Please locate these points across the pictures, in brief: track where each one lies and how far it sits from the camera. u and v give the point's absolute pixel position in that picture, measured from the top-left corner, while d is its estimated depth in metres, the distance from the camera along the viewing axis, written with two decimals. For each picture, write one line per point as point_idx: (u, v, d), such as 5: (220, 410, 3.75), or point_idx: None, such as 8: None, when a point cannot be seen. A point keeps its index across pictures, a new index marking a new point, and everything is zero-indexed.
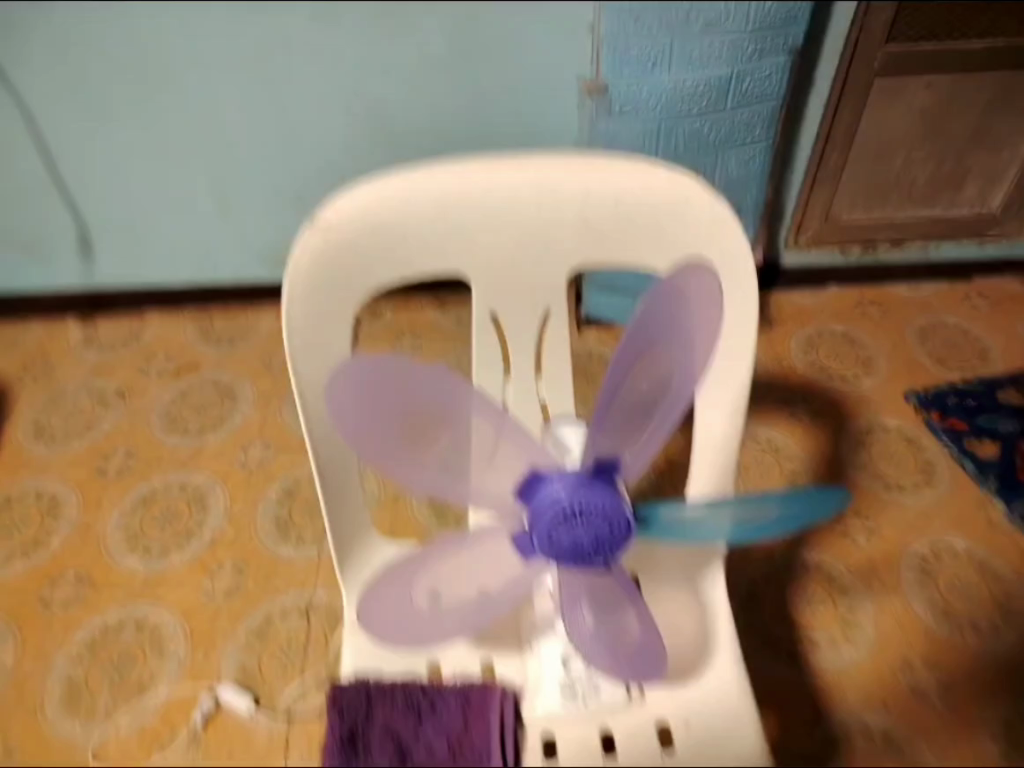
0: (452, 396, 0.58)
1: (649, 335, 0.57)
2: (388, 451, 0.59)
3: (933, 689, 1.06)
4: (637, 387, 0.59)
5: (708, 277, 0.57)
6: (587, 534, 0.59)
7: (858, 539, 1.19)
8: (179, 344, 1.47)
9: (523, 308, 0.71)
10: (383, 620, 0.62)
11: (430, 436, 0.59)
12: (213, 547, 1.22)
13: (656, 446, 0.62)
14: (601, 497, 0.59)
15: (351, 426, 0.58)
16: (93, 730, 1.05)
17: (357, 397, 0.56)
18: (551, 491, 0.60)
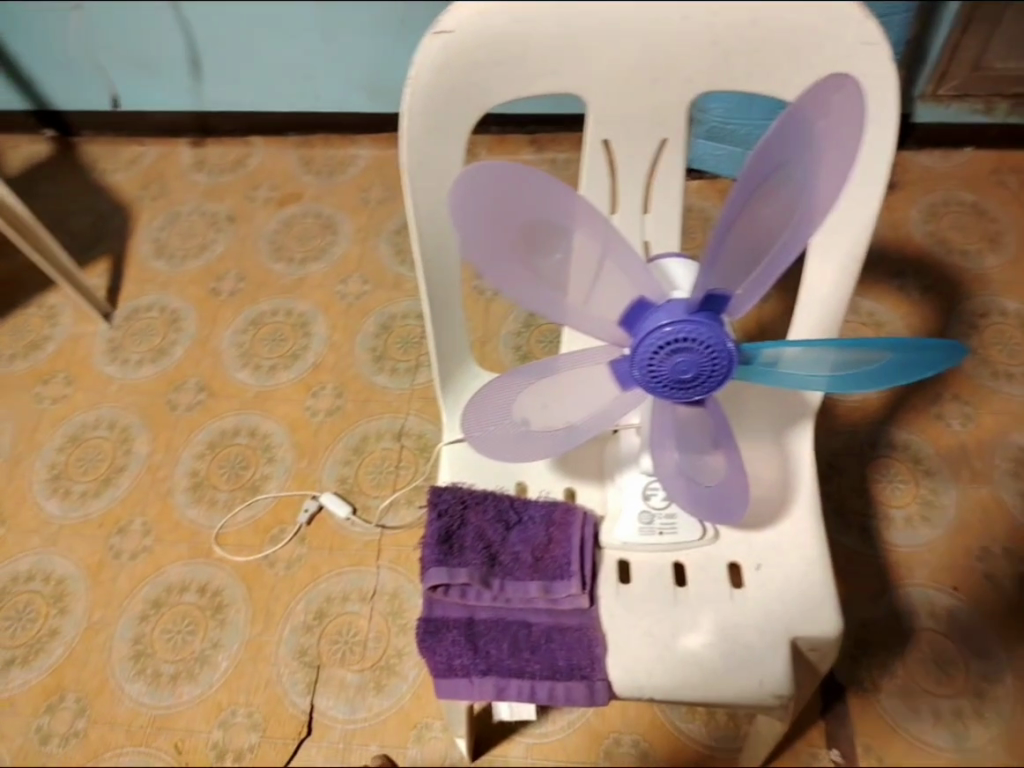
0: (575, 206, 0.54)
1: (779, 157, 0.50)
2: (500, 263, 0.56)
3: (1007, 577, 1.04)
4: (758, 211, 0.52)
5: (859, 86, 0.47)
6: (687, 369, 0.56)
7: (950, 422, 1.16)
8: (282, 174, 1.56)
9: (639, 137, 0.67)
10: (482, 432, 0.66)
11: (543, 250, 0.56)
12: (316, 369, 1.32)
13: (770, 284, 0.56)
14: (711, 334, 0.54)
15: (467, 230, 0.54)
16: (213, 519, 1.19)
17: (478, 199, 0.52)
18: (651, 324, 0.55)
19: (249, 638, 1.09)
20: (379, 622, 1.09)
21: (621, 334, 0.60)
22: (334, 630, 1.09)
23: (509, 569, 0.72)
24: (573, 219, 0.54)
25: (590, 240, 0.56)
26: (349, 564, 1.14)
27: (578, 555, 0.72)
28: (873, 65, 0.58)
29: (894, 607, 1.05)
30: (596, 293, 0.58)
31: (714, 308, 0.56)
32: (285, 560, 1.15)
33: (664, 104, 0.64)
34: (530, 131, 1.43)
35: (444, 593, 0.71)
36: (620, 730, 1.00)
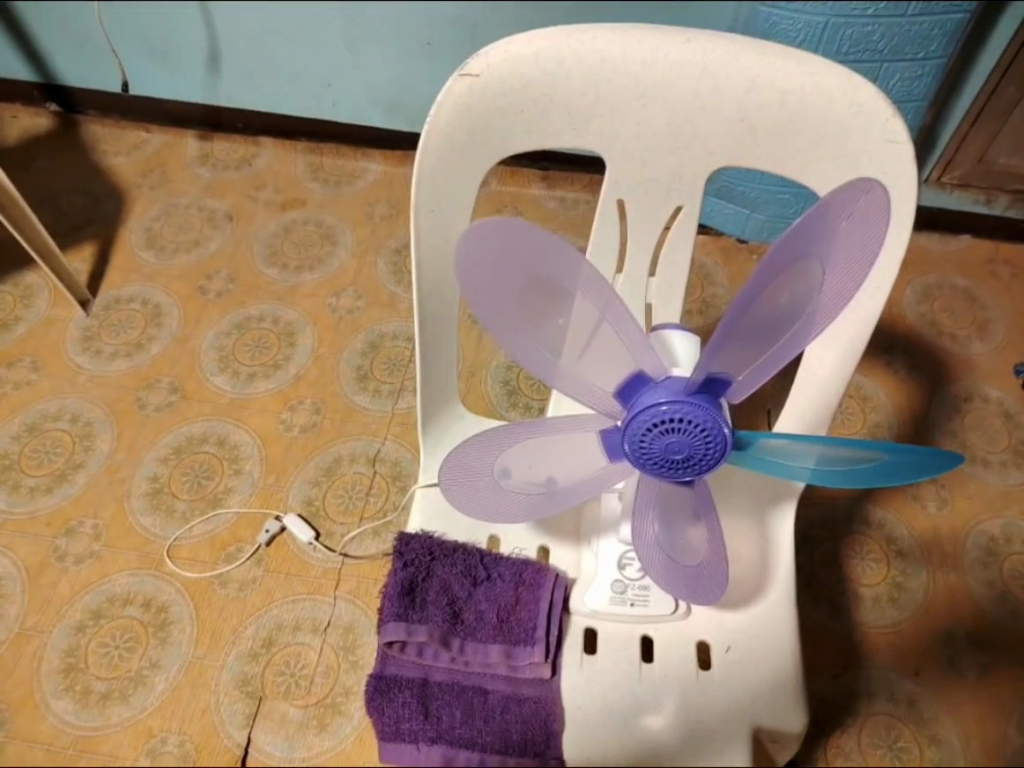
0: (586, 274, 0.52)
1: (800, 250, 0.48)
2: (498, 317, 0.54)
3: (969, 666, 1.03)
4: (773, 301, 0.51)
5: (885, 193, 0.46)
6: (678, 450, 0.55)
7: (927, 505, 1.15)
8: (286, 176, 1.52)
9: (654, 201, 0.65)
10: (455, 480, 0.64)
11: (546, 312, 0.54)
12: (296, 382, 1.28)
13: (774, 371, 0.54)
14: (706, 419, 0.53)
15: (470, 280, 0.52)
16: (167, 529, 1.14)
17: (485, 250, 0.51)
18: (645, 400, 0.54)
19: (190, 660, 1.04)
20: (330, 655, 1.05)
21: (616, 406, 0.58)
22: (280, 660, 1.05)
23: (470, 629, 0.71)
24: (581, 287, 0.53)
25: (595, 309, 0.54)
26: (305, 590, 1.10)
27: (545, 623, 0.70)
28: (897, 162, 0.57)
29: (855, 685, 1.02)
30: (593, 362, 0.56)
31: (713, 392, 0.54)
32: (238, 581, 1.10)
33: (682, 174, 0.63)
34: (542, 166, 1.40)
35: (400, 649, 0.70)
36: None
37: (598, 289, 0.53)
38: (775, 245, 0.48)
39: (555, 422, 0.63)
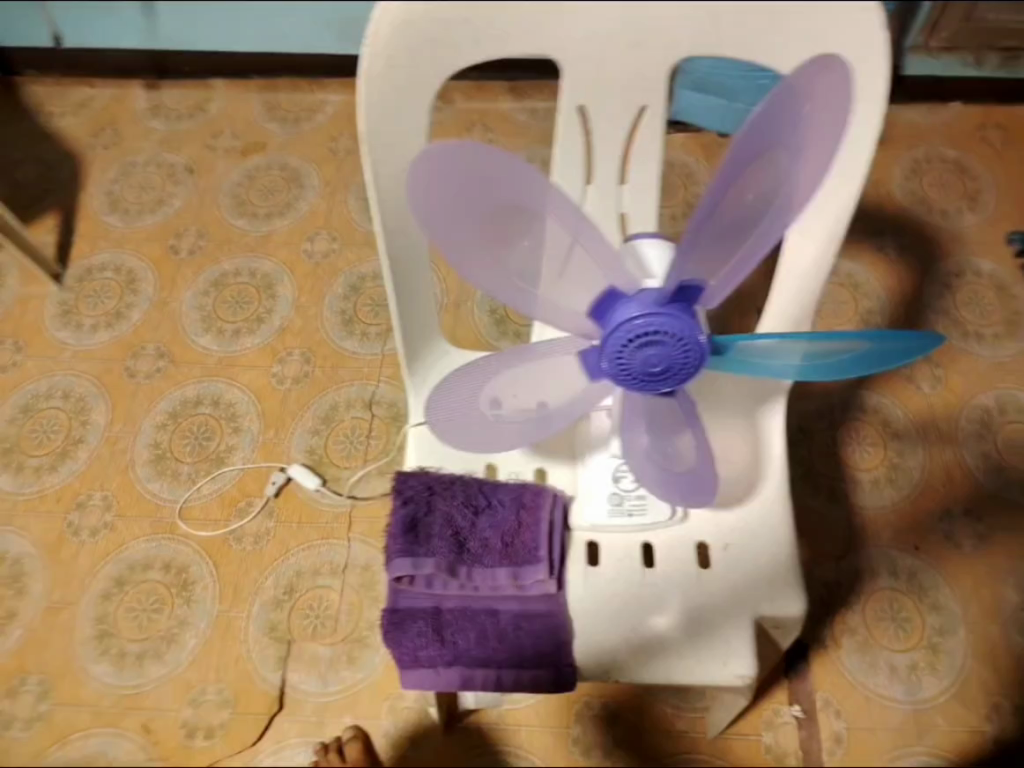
0: (541, 189, 0.50)
1: (764, 141, 0.48)
2: (462, 249, 0.53)
3: (968, 538, 1.06)
4: (739, 198, 0.50)
5: (846, 73, 0.45)
6: (657, 361, 0.56)
7: (921, 385, 1.16)
8: (245, 117, 1.47)
9: (614, 105, 0.62)
10: (448, 416, 0.64)
11: (510, 233, 0.53)
12: (281, 334, 1.27)
13: (747, 272, 0.54)
14: (684, 328, 0.54)
15: (425, 214, 0.51)
16: (176, 492, 1.16)
17: (434, 181, 0.50)
18: (621, 315, 0.54)
19: (216, 615, 1.08)
20: (350, 596, 1.08)
21: (590, 326, 0.58)
22: (304, 604, 1.08)
23: (477, 557, 0.71)
24: (539, 203, 0.51)
25: (556, 223, 0.52)
26: (319, 536, 1.12)
27: (547, 542, 0.71)
28: (865, 34, 0.53)
29: (859, 566, 1.05)
30: (567, 278, 0.55)
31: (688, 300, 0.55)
32: (253, 534, 1.12)
33: (643, 71, 0.59)
34: (511, 78, 1.36)
35: (410, 583, 0.70)
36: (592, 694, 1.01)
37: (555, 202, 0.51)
38: (738, 139, 0.48)
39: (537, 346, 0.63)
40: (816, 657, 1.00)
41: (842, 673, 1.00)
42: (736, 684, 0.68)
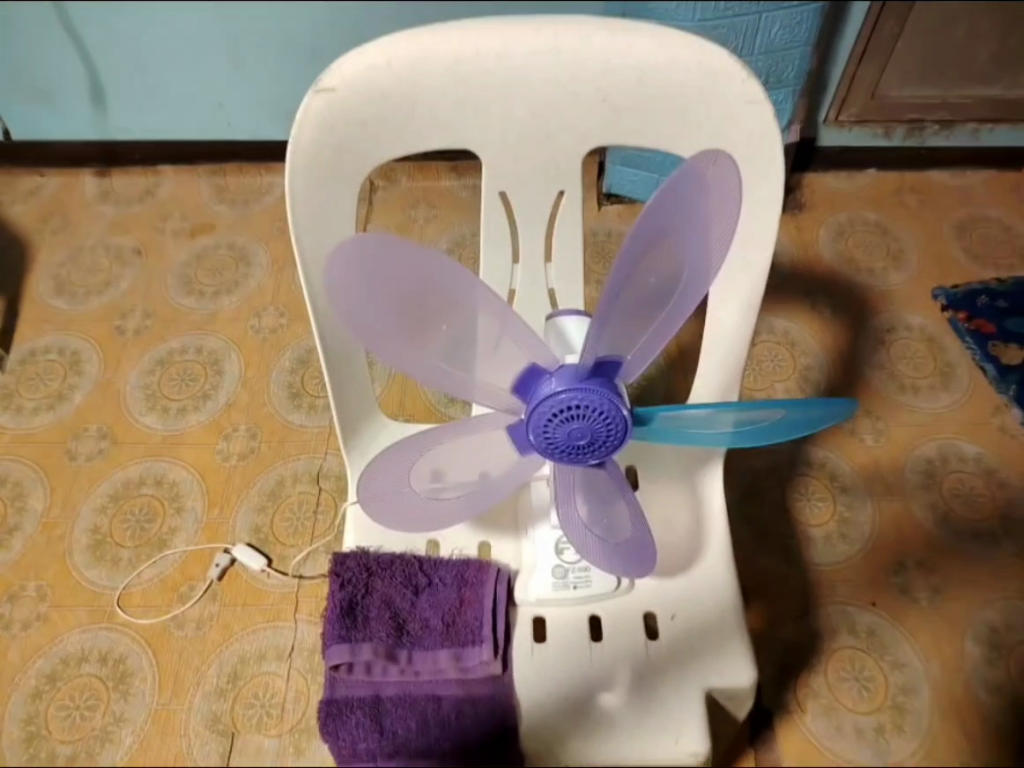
0: (458, 274, 0.52)
1: (659, 227, 0.50)
2: (381, 336, 0.54)
3: (922, 590, 1.06)
4: (645, 282, 0.52)
5: (730, 161, 0.47)
6: (582, 435, 0.56)
7: (864, 438, 1.18)
8: (191, 202, 1.49)
9: (534, 190, 0.65)
10: (380, 496, 0.64)
11: (429, 320, 0.55)
12: (228, 410, 1.26)
13: (662, 347, 0.56)
14: (603, 404, 0.54)
15: (343, 301, 0.52)
16: (115, 579, 1.12)
17: (349, 269, 0.50)
18: (543, 390, 0.55)
19: (157, 707, 1.02)
20: (298, 681, 1.04)
21: (516, 401, 0.59)
22: (249, 692, 1.03)
23: (417, 638, 0.70)
24: (457, 288, 0.53)
25: (475, 308, 0.54)
26: (265, 619, 1.08)
27: (488, 621, 0.69)
28: (760, 127, 0.57)
29: (817, 626, 1.04)
30: (491, 362, 0.57)
31: (608, 378, 0.56)
32: (195, 620, 1.08)
33: (556, 160, 0.62)
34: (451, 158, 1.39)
35: (347, 670, 0.69)
36: None
37: (474, 287, 0.53)
38: (635, 226, 0.49)
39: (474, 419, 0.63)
40: (782, 723, 0.98)
41: (809, 740, 0.97)
42: (687, 762, 0.66)
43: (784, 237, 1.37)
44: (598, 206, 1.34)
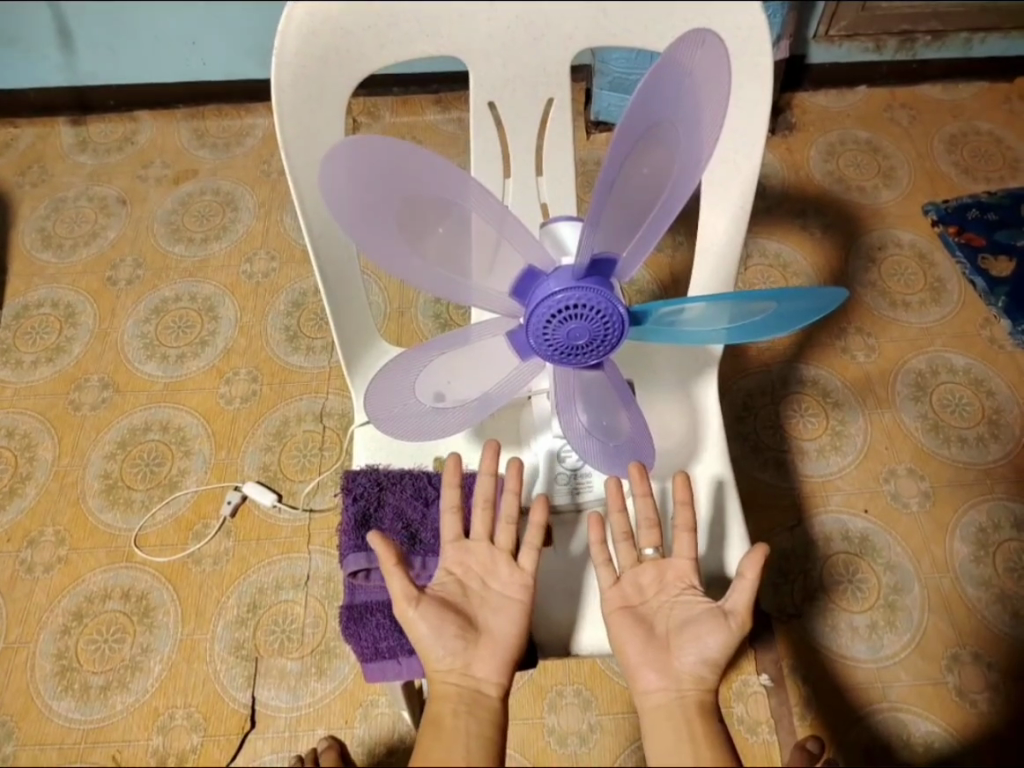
0: (450, 173, 0.53)
1: (649, 115, 0.51)
2: (380, 242, 0.56)
3: (914, 496, 1.10)
4: (637, 174, 0.53)
5: (717, 42, 0.48)
6: (580, 335, 0.58)
7: (856, 355, 1.20)
8: (172, 147, 1.47)
9: (523, 98, 0.65)
10: (384, 404, 0.66)
11: (426, 223, 0.56)
12: (227, 355, 1.27)
13: (656, 242, 0.57)
14: (603, 302, 0.56)
15: (338, 207, 0.53)
16: (129, 520, 1.15)
17: (345, 173, 0.51)
18: (542, 293, 0.57)
19: (181, 639, 1.06)
20: (316, 606, 1.08)
21: (514, 305, 0.61)
22: (269, 620, 1.07)
23: (430, 546, 0.73)
24: (451, 188, 0.54)
25: (469, 208, 0.55)
26: (280, 551, 1.11)
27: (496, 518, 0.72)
28: (744, 19, 0.57)
29: (809, 533, 1.08)
30: (489, 263, 0.58)
31: (605, 277, 0.58)
32: (211, 556, 1.11)
33: (544, 65, 0.63)
34: (434, 90, 1.42)
35: (365, 578, 0.71)
36: (562, 683, 1.02)
37: (468, 186, 0.54)
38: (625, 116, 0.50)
39: (480, 327, 0.65)
40: (780, 626, 1.03)
41: (805, 641, 1.02)
42: None
43: (774, 159, 1.37)
44: (587, 135, 1.37)
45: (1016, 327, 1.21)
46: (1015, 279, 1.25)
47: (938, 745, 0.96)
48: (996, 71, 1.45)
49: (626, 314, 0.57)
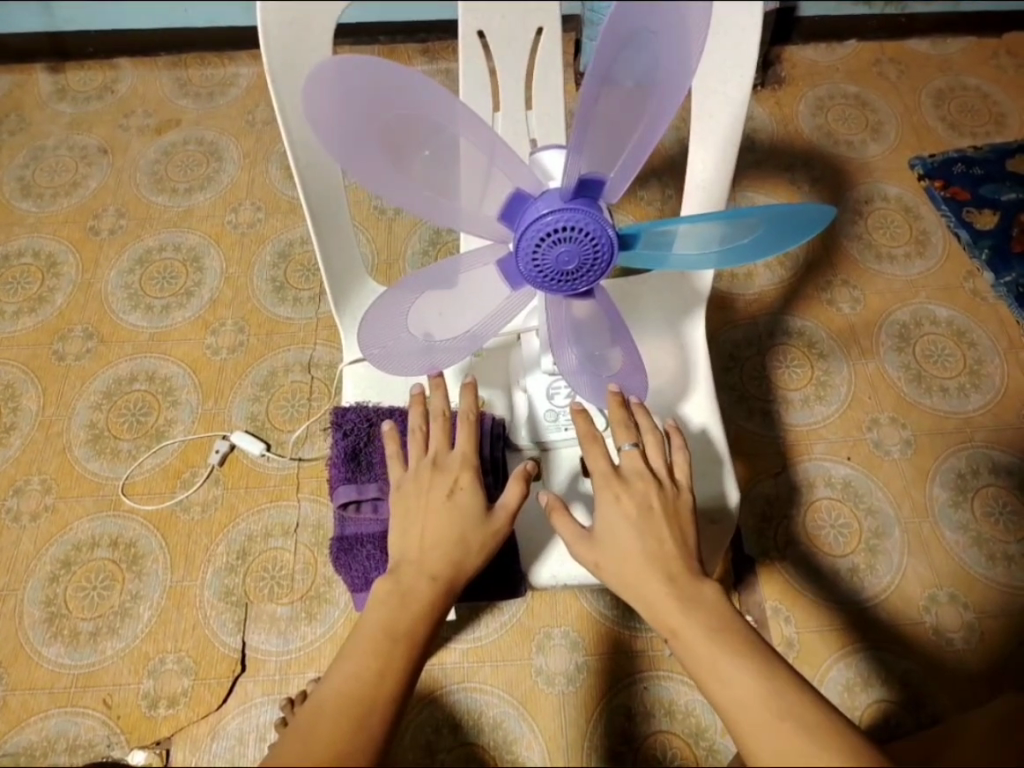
0: (439, 96, 0.52)
1: (626, 27, 0.49)
2: (368, 166, 0.55)
3: (896, 444, 1.12)
4: (621, 88, 0.52)
5: None
6: (570, 259, 0.58)
7: (841, 306, 1.21)
8: (154, 96, 1.44)
9: (512, 26, 0.64)
10: (376, 336, 0.66)
11: (415, 148, 0.55)
12: (213, 305, 1.26)
13: (645, 159, 0.57)
14: (591, 223, 0.56)
15: (325, 129, 0.53)
16: (117, 469, 1.14)
17: (333, 95, 0.51)
18: (531, 215, 0.56)
19: (171, 586, 1.07)
20: (306, 553, 1.08)
21: (504, 230, 0.61)
22: (259, 566, 1.08)
23: None
24: (437, 109, 0.53)
25: (456, 132, 0.54)
26: (269, 499, 1.11)
27: (484, 440, 0.74)
28: None
29: (794, 479, 1.10)
30: (480, 191, 0.58)
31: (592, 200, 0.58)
32: (200, 504, 1.11)
33: None
34: (422, 40, 1.41)
35: (356, 509, 0.72)
36: (551, 625, 1.03)
37: (458, 112, 0.53)
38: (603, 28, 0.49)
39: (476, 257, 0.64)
40: (763, 568, 1.05)
41: (788, 582, 1.04)
42: None
43: (763, 112, 1.36)
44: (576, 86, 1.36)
45: (999, 280, 1.23)
46: (998, 232, 1.26)
47: (914, 682, 0.99)
48: (986, 26, 1.45)
49: (615, 239, 0.57)
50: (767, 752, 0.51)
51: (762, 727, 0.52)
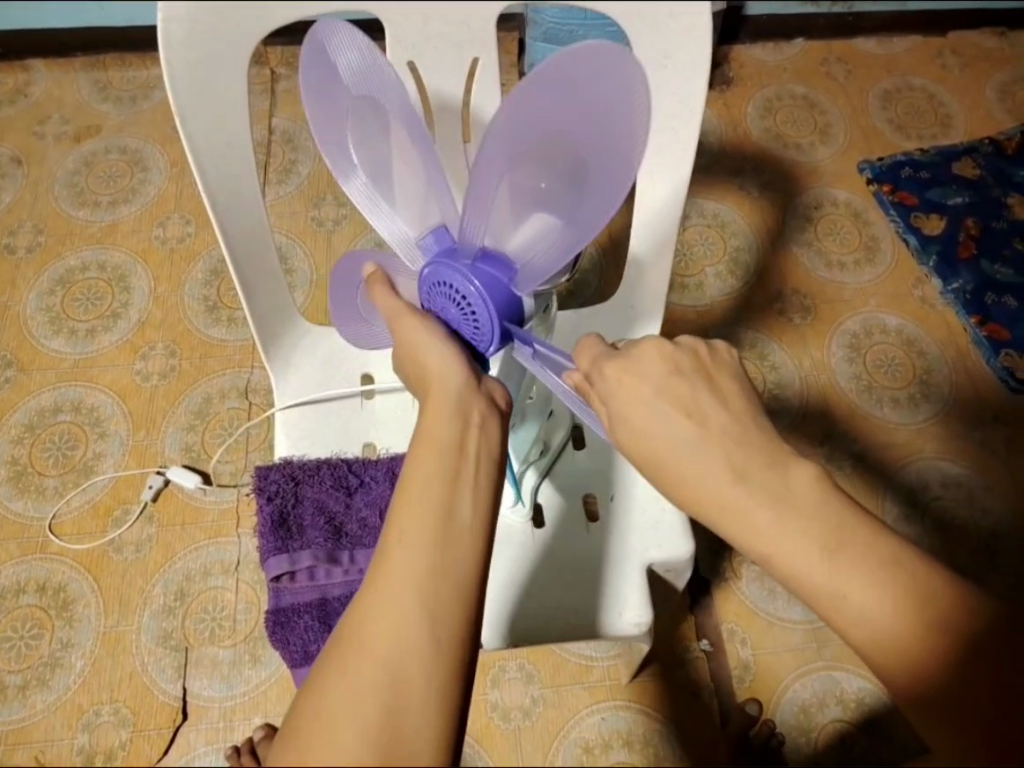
0: (614, 180, 0.49)
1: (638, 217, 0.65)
2: (532, 120, 0.47)
3: (848, 456, 1.11)
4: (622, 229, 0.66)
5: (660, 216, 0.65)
6: (448, 319, 0.57)
7: (792, 317, 1.20)
8: (72, 100, 1.35)
9: (446, 58, 0.57)
10: (339, 52, 0.51)
11: (549, 164, 0.49)
12: (142, 328, 1.19)
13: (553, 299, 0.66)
14: (485, 322, 0.54)
15: (571, 66, 0.44)
16: (42, 508, 1.07)
17: (601, 71, 0.44)
18: (457, 270, 0.54)
19: (104, 632, 1.01)
20: (247, 592, 1.04)
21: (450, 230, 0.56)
22: (198, 607, 1.03)
23: (356, 537, 0.78)
24: (593, 174, 0.49)
25: (573, 199, 0.51)
26: (206, 536, 1.06)
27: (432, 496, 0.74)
28: None
29: None
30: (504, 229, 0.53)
31: (512, 314, 0.55)
32: (132, 544, 1.05)
33: (469, 21, 0.54)
34: None
35: (291, 578, 0.77)
36: (505, 659, 1.01)
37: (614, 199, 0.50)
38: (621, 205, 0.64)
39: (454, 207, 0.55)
40: (718, 591, 1.05)
41: (744, 602, 1.04)
42: (631, 633, 0.69)
43: (711, 115, 1.33)
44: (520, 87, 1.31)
45: (947, 286, 1.22)
46: (946, 237, 1.26)
47: (868, 700, 1.00)
48: (931, 24, 1.44)
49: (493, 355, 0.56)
50: (847, 625, 0.44)
51: (834, 594, 0.44)
